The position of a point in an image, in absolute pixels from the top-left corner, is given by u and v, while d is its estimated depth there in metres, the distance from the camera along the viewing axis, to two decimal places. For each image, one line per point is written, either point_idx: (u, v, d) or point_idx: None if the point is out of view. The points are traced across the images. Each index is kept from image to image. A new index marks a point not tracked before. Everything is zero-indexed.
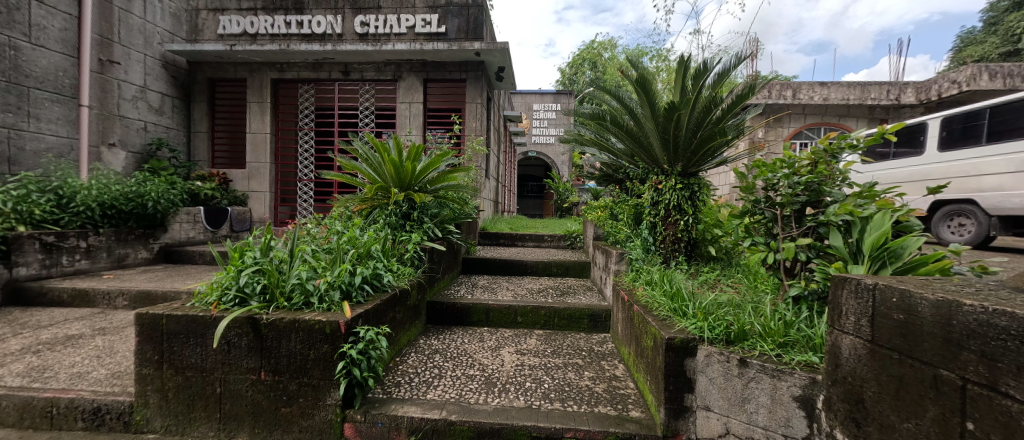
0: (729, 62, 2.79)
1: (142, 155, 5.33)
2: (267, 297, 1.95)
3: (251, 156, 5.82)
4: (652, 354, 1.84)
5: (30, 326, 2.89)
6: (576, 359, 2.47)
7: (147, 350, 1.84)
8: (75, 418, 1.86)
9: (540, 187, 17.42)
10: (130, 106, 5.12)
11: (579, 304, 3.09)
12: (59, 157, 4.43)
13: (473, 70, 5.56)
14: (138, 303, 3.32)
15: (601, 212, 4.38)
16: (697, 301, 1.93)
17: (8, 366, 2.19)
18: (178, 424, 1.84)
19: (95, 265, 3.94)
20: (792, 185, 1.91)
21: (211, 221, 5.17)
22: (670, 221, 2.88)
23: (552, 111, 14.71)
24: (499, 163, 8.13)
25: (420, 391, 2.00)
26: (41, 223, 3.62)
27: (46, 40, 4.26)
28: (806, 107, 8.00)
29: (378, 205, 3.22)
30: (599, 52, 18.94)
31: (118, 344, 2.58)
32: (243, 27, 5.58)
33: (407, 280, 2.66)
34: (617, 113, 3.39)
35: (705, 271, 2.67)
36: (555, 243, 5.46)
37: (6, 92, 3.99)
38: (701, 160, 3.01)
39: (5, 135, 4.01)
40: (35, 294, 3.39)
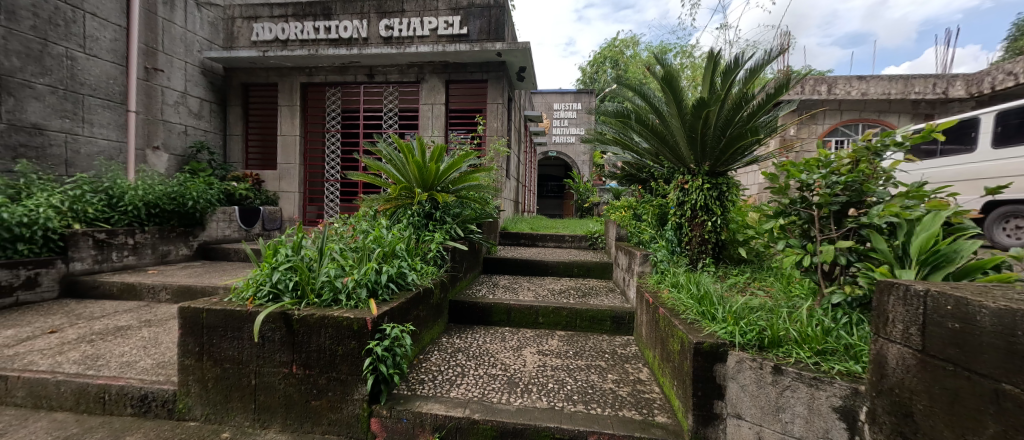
0: (761, 57, 2.68)
1: (184, 157, 5.63)
2: (298, 293, 2.02)
3: (281, 157, 6.05)
4: (679, 357, 1.80)
5: (84, 317, 3.11)
6: (599, 361, 2.44)
7: (188, 342, 1.94)
8: (124, 404, 1.99)
9: (560, 187, 17.32)
10: (172, 111, 5.42)
11: (602, 306, 3.05)
12: (109, 160, 4.74)
13: (494, 71, 5.59)
14: (179, 297, 3.51)
15: (624, 213, 4.32)
16: (727, 305, 1.87)
17: (66, 354, 2.37)
18: (217, 413, 1.93)
19: (141, 261, 4.20)
20: (830, 185, 1.82)
21: (245, 220, 5.41)
22: (697, 221, 2.79)
23: (573, 110, 14.60)
24: (520, 163, 8.14)
25: (444, 389, 2.03)
26: (94, 221, 3.90)
27: (98, 50, 4.57)
28: (843, 103, 7.61)
29: (402, 205, 3.28)
30: (621, 50, 18.62)
31: (162, 336, 2.73)
32: (274, 34, 5.80)
33: (431, 279, 2.70)
34: (642, 111, 3.32)
35: (734, 273, 2.58)
36: (576, 244, 5.41)
37: (64, 99, 4.30)
38: (730, 159, 2.91)
39: (63, 139, 4.32)
40: (88, 287, 3.64)
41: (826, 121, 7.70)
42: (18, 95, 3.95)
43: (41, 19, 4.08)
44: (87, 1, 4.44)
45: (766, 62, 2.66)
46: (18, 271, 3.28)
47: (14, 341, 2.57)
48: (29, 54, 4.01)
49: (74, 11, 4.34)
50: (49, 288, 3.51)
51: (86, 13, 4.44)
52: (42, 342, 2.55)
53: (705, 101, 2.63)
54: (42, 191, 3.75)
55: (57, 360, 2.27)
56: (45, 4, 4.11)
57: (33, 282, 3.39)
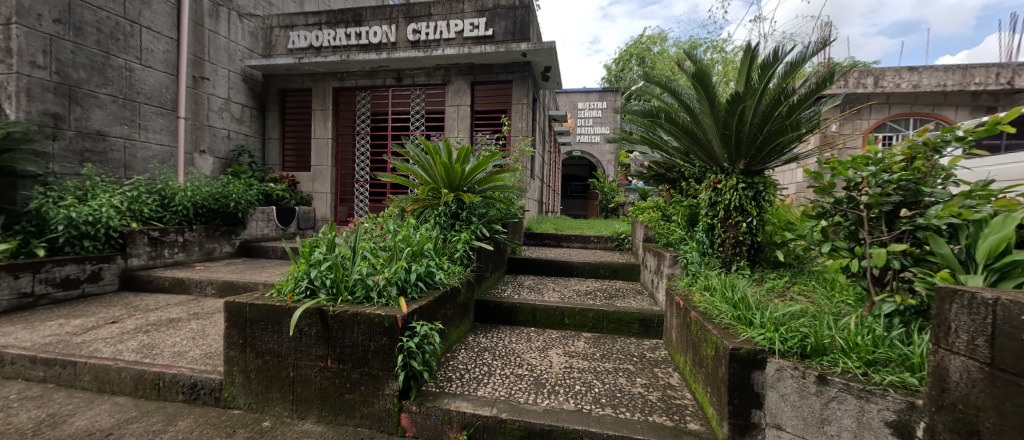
0: (802, 50, 2.54)
1: (227, 160, 5.97)
2: (333, 290, 2.10)
3: (315, 159, 6.29)
4: (713, 363, 1.73)
5: (140, 309, 3.36)
6: (627, 364, 2.39)
7: (233, 334, 2.05)
8: (177, 391, 2.13)
9: (584, 187, 17.12)
10: (217, 116, 5.75)
11: (629, 308, 2.99)
12: (162, 163, 5.10)
13: (519, 71, 5.60)
14: (223, 292, 3.72)
15: (652, 213, 4.22)
16: (766, 310, 1.79)
17: (125, 343, 2.57)
18: (259, 403, 2.03)
19: (190, 257, 4.49)
20: (881, 184, 1.71)
21: (282, 219, 5.70)
22: (731, 222, 2.67)
23: (598, 110, 14.40)
24: (544, 163, 8.11)
25: (471, 388, 2.05)
26: (149, 220, 4.23)
27: (152, 62, 4.92)
28: (891, 96, 7.04)
29: (429, 205, 3.35)
30: (648, 46, 18.19)
31: (209, 328, 2.91)
32: (309, 41, 6.05)
33: (458, 278, 2.74)
34: (672, 109, 3.24)
35: (772, 277, 2.46)
36: (602, 244, 5.33)
37: (123, 108, 4.65)
38: (768, 157, 2.77)
39: (122, 145, 4.67)
40: (143, 281, 3.92)
41: (872, 116, 7.15)
42: (85, 104, 4.30)
43: (104, 34, 4.43)
44: (142, 16, 4.80)
45: (808, 54, 2.52)
46: (84, 265, 3.59)
47: (81, 330, 2.81)
48: (93, 66, 4.35)
49: (132, 26, 4.69)
50: (110, 282, 3.81)
51: (142, 27, 4.80)
52: (105, 331, 2.78)
53: (740, 98, 2.54)
54: (105, 192, 4.08)
55: (118, 349, 2.46)
56: (108, 20, 4.46)
57: (97, 276, 3.69)
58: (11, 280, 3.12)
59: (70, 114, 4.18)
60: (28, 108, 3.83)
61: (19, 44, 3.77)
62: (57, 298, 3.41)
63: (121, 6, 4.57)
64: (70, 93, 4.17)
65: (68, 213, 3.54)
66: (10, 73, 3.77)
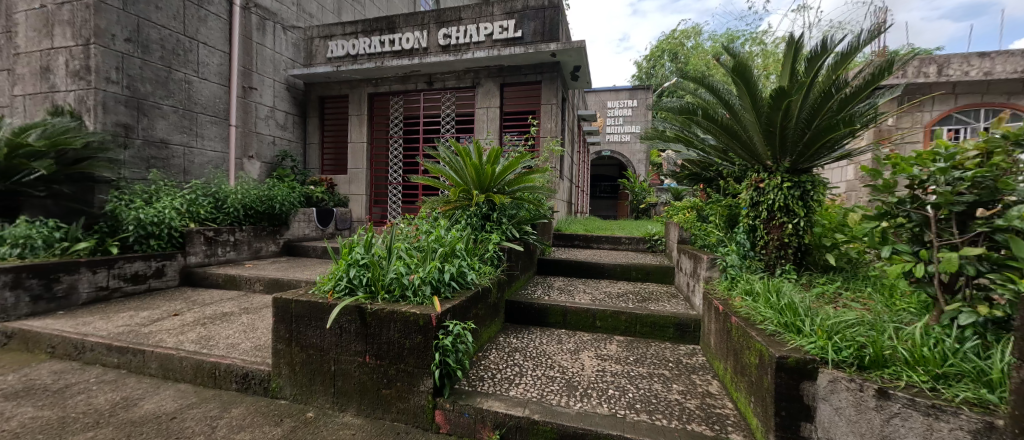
0: (856, 39, 2.37)
1: (272, 165, 6.34)
2: (370, 288, 2.18)
3: (352, 162, 6.55)
4: (757, 371, 1.66)
5: (198, 303, 3.63)
6: (662, 369, 2.33)
7: (280, 329, 2.18)
8: (230, 380, 2.29)
9: (614, 187, 16.82)
10: (264, 123, 6.12)
11: (664, 312, 2.90)
12: (216, 168, 5.51)
13: (548, 71, 5.59)
14: (269, 288, 3.95)
15: (687, 214, 4.08)
16: (817, 317, 1.69)
17: (186, 334, 2.79)
18: (303, 394, 2.14)
19: (240, 256, 4.80)
20: (951, 183, 1.57)
21: (321, 220, 6.01)
22: (774, 223, 2.53)
23: (628, 108, 14.09)
24: (573, 164, 8.05)
25: (503, 388, 2.06)
26: (205, 221, 4.57)
27: (208, 74, 5.32)
28: (958, 85, 6.31)
29: (460, 206, 3.41)
30: (681, 41, 17.61)
31: (258, 322, 3.11)
32: (346, 50, 6.31)
33: (489, 278, 2.77)
34: (710, 106, 3.13)
35: (821, 281, 2.30)
36: (633, 246, 5.19)
37: (183, 117, 5.05)
38: (816, 154, 2.61)
39: (183, 152, 5.08)
40: (200, 277, 4.23)
41: (935, 108, 6.41)
42: (150, 115, 4.70)
43: (167, 50, 4.83)
44: (199, 32, 5.19)
45: (862, 42, 2.35)
46: (150, 262, 3.93)
47: (148, 321, 3.08)
48: (158, 80, 4.76)
49: (190, 42, 5.09)
50: (172, 277, 4.13)
51: (199, 43, 5.20)
52: (168, 323, 3.03)
53: (785, 92, 2.40)
54: (167, 195, 4.43)
55: (180, 339, 2.68)
56: (170, 37, 4.86)
57: (161, 272, 4.02)
58: (89, 275, 3.47)
59: (139, 125, 4.58)
60: (103, 120, 4.24)
61: (96, 62, 4.17)
62: (127, 291, 3.76)
63: (181, 24, 4.97)
64: (138, 105, 4.57)
65: (137, 214, 3.89)
66: (89, 89, 4.19)
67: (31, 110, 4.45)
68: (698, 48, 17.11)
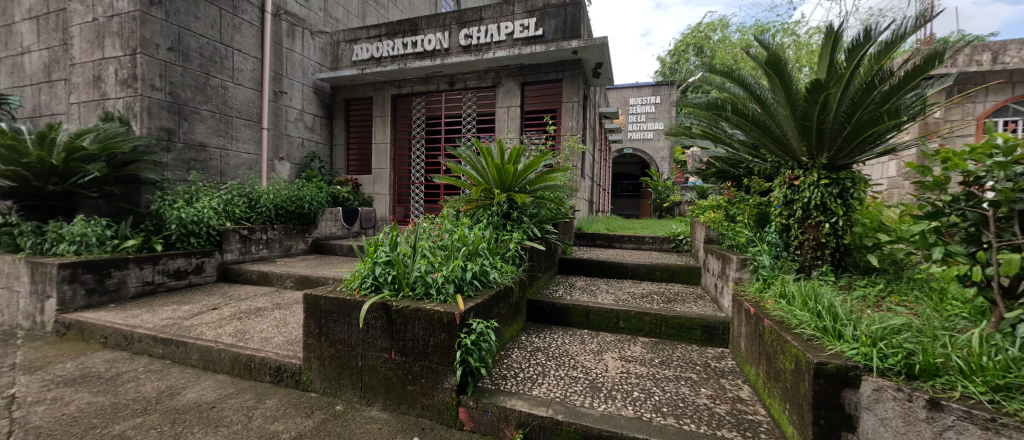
0: (902, 27, 2.22)
1: (301, 166, 6.57)
2: (395, 286, 2.23)
3: (376, 163, 6.70)
4: (793, 376, 1.59)
5: (234, 298, 3.81)
6: (689, 373, 2.26)
7: (310, 324, 2.25)
8: (265, 372, 2.39)
9: (636, 186, 16.51)
10: (293, 126, 6.35)
11: (690, 313, 2.82)
12: (250, 169, 5.75)
13: (570, 69, 5.54)
14: (299, 285, 4.10)
15: (714, 213, 3.96)
16: (859, 322, 1.60)
17: (223, 327, 2.93)
18: (332, 388, 2.21)
19: (272, 253, 5.00)
20: (1012, 180, 1.45)
21: (347, 219, 6.18)
22: (810, 222, 2.41)
23: (651, 104, 13.77)
24: (595, 162, 7.95)
25: (527, 387, 2.06)
26: (240, 219, 4.78)
27: (242, 80, 5.56)
28: (1016, 73, 5.82)
29: (482, 205, 3.43)
30: (706, 34, 17.07)
31: (289, 317, 3.23)
32: (370, 53, 6.46)
33: (511, 278, 2.77)
34: (739, 101, 3.02)
35: (862, 284, 2.17)
36: (657, 246, 5.08)
37: (220, 121, 5.30)
38: (856, 150, 2.47)
39: (220, 154, 5.34)
40: (235, 273, 4.44)
41: (989, 99, 5.93)
42: (190, 119, 4.96)
43: (205, 57, 5.08)
44: (235, 40, 5.44)
45: (908, 30, 2.20)
46: (191, 259, 4.15)
47: (189, 315, 3.25)
48: (197, 86, 5.01)
49: (226, 49, 5.33)
50: (211, 273, 4.35)
51: (234, 49, 5.44)
52: (207, 317, 3.20)
53: (822, 85, 2.28)
54: (205, 195, 4.66)
55: (218, 332, 2.82)
56: (208, 45, 5.11)
57: (200, 268, 4.24)
58: (137, 270, 3.71)
59: (180, 129, 4.84)
60: (149, 125, 4.51)
61: (142, 71, 4.44)
62: (170, 286, 3.98)
63: (218, 32, 5.22)
64: (180, 110, 4.83)
65: (179, 214, 4.13)
66: (136, 96, 4.46)
67: (85, 116, 4.78)
68: (724, 41, 16.54)
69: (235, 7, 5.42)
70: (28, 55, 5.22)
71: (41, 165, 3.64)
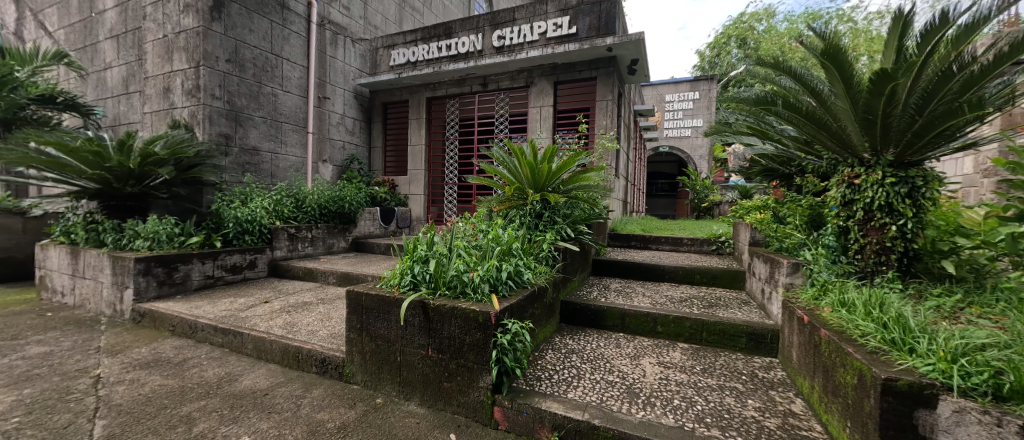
0: (987, 7, 1.98)
1: (342, 167, 6.88)
2: (433, 284, 2.29)
3: (412, 164, 6.89)
4: (856, 392, 1.46)
5: (282, 293, 4.04)
6: (735, 382, 2.15)
7: (352, 319, 2.35)
8: (311, 364, 2.52)
9: (673, 186, 15.92)
10: (335, 130, 6.66)
11: (734, 320, 2.68)
12: (297, 171, 6.08)
13: (604, 66, 5.44)
14: (341, 281, 4.29)
15: (761, 214, 3.72)
16: (936, 335, 1.45)
17: (273, 320, 3.13)
18: (373, 381, 2.29)
19: (316, 250, 5.26)
20: None
21: (384, 218, 6.39)
22: (873, 224, 2.22)
23: (689, 100, 13.23)
24: (629, 161, 7.74)
25: (562, 389, 2.04)
26: (288, 219, 5.07)
27: (291, 87, 5.90)
28: None
29: (515, 205, 3.43)
30: (750, 25, 16.18)
31: (332, 311, 3.39)
32: (407, 57, 6.65)
33: (545, 278, 2.75)
34: (792, 94, 2.82)
35: (936, 293, 1.97)
36: (697, 248, 4.86)
37: (271, 127, 5.65)
38: (929, 144, 2.24)
39: (272, 157, 5.70)
40: (283, 269, 4.70)
41: None
42: (245, 125, 5.33)
43: (258, 67, 5.44)
44: (284, 49, 5.78)
45: (995, 11, 1.97)
46: (245, 255, 4.46)
47: (244, 307, 3.49)
48: (251, 94, 5.38)
49: (277, 59, 5.68)
50: (263, 269, 4.66)
51: (284, 59, 5.78)
52: (260, 309, 3.42)
53: (891, 74, 2.09)
54: (258, 195, 4.99)
55: (269, 324, 3.01)
56: (261, 56, 5.47)
57: (253, 264, 4.55)
58: (200, 265, 4.04)
59: (237, 134, 5.21)
60: (210, 131, 4.90)
61: (204, 81, 4.83)
62: (228, 280, 4.30)
63: (269, 43, 5.57)
64: (236, 117, 5.20)
65: (235, 213, 4.46)
66: (199, 105, 4.87)
67: (156, 124, 5.26)
68: (770, 32, 15.58)
69: (285, 19, 5.77)
70: (110, 70, 5.81)
71: (120, 169, 4.04)
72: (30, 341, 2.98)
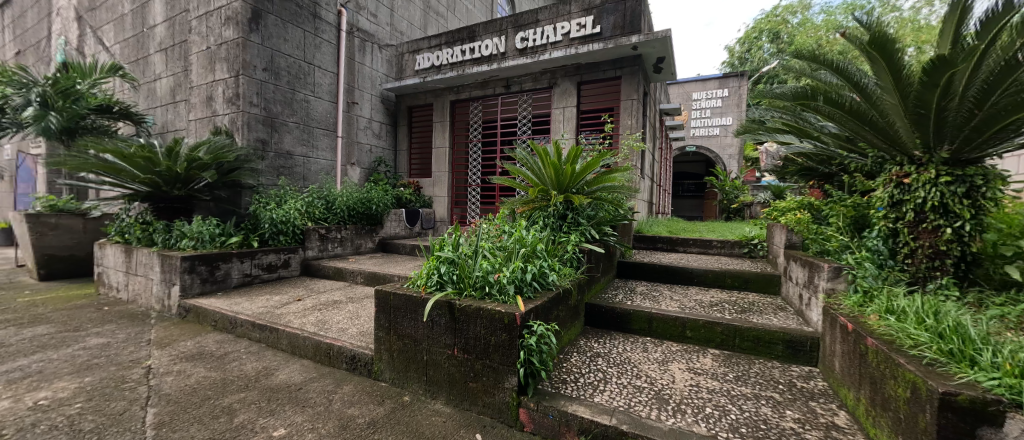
0: None
1: (370, 170, 7.06)
2: (459, 285, 2.31)
3: (436, 166, 6.99)
4: (909, 407, 1.37)
5: (314, 291, 4.19)
6: (771, 392, 2.05)
7: (381, 318, 2.40)
8: (342, 360, 2.60)
9: (700, 186, 15.44)
10: (363, 133, 6.85)
11: (770, 326, 2.56)
12: (328, 174, 6.29)
13: (629, 65, 5.35)
14: (369, 280, 4.41)
15: (799, 215, 3.54)
16: (1002, 347, 1.34)
17: (305, 317, 3.25)
18: (400, 379, 2.34)
19: (345, 251, 5.42)
20: None
21: (410, 220, 6.53)
22: (925, 227, 2.07)
23: (717, 98, 12.81)
24: (655, 161, 7.52)
25: (588, 393, 2.01)
26: (319, 220, 5.25)
27: (322, 93, 6.11)
28: None
29: (539, 207, 3.42)
30: (783, 18, 15.54)
31: (360, 310, 3.48)
32: (432, 62, 6.77)
33: (570, 280, 2.72)
34: (834, 90, 2.69)
35: (999, 302, 1.80)
36: (727, 250, 4.69)
37: (304, 132, 5.88)
38: (990, 140, 2.07)
39: (304, 161, 5.92)
40: (314, 268, 4.87)
41: None
42: (280, 130, 5.57)
43: (292, 75, 5.68)
44: (316, 57, 6.00)
45: None
46: (280, 254, 4.66)
47: (279, 304, 3.65)
48: (285, 101, 5.61)
49: (309, 66, 5.91)
50: (296, 267, 4.86)
51: (315, 66, 6.00)
52: (294, 306, 3.57)
53: (945, 66, 1.94)
54: (291, 198, 5.20)
55: (302, 321, 3.13)
56: (295, 64, 5.71)
57: (287, 263, 4.75)
58: (239, 264, 4.26)
59: (272, 139, 5.46)
60: (248, 137, 5.16)
61: (243, 90, 5.10)
62: (264, 278, 4.51)
63: (302, 52, 5.80)
64: (272, 123, 5.45)
65: (272, 215, 4.68)
66: (238, 112, 5.14)
67: (200, 131, 5.58)
68: (805, 25, 14.89)
69: (317, 28, 5.99)
70: (159, 81, 6.22)
71: (168, 173, 4.31)
72: (90, 333, 3.22)
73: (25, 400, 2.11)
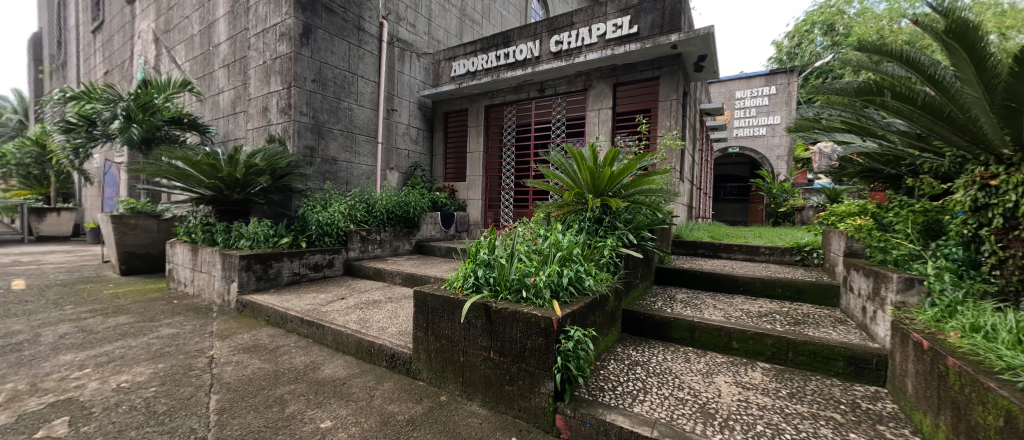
0: None
1: (407, 174, 7.30)
2: (494, 287, 2.33)
3: (471, 170, 7.10)
4: (1002, 438, 1.21)
5: (356, 290, 4.38)
6: (830, 412, 1.89)
7: (420, 318, 2.45)
8: (382, 358, 2.69)
9: (744, 189, 14.63)
10: (401, 139, 7.10)
11: (829, 340, 2.36)
12: (369, 178, 6.57)
13: (668, 65, 5.20)
14: (406, 281, 4.55)
15: (858, 220, 3.25)
16: None
17: (348, 315, 3.39)
18: (437, 379, 2.38)
19: (384, 252, 5.62)
20: None
21: (445, 222, 6.67)
22: (1017, 234, 1.81)
23: (763, 96, 12.12)
24: (695, 163, 7.21)
25: (627, 402, 1.95)
26: (360, 222, 5.48)
27: (364, 101, 6.39)
28: None
29: (574, 210, 3.38)
30: (839, 9, 14.44)
31: (398, 310, 3.58)
32: (467, 68, 6.90)
33: (606, 286, 2.65)
34: (901, 84, 2.46)
35: None
36: (776, 258, 4.40)
37: (347, 138, 6.18)
38: None
39: (347, 166, 6.21)
40: (356, 268, 5.09)
41: None
42: (326, 137, 5.88)
43: (337, 85, 5.99)
44: (358, 67, 6.29)
45: None
46: (325, 254, 4.91)
47: (325, 302, 3.84)
48: (331, 109, 5.93)
49: (353, 76, 6.20)
50: (339, 267, 5.10)
51: (358, 76, 6.29)
52: (338, 304, 3.74)
53: None
54: (335, 201, 5.47)
55: (345, 319, 3.27)
56: (340, 74, 6.02)
57: (332, 263, 5.00)
58: (289, 263, 4.54)
59: (319, 146, 5.78)
60: (298, 144, 5.50)
61: (294, 100, 5.45)
62: (311, 277, 4.77)
63: (347, 63, 6.11)
64: (319, 130, 5.77)
65: (319, 217, 4.95)
66: (290, 121, 5.50)
67: (256, 139, 6.01)
68: (864, 15, 13.73)
69: (360, 40, 6.29)
70: (222, 94, 6.78)
71: (230, 178, 4.68)
72: (162, 323, 3.54)
73: (110, 383, 2.35)
